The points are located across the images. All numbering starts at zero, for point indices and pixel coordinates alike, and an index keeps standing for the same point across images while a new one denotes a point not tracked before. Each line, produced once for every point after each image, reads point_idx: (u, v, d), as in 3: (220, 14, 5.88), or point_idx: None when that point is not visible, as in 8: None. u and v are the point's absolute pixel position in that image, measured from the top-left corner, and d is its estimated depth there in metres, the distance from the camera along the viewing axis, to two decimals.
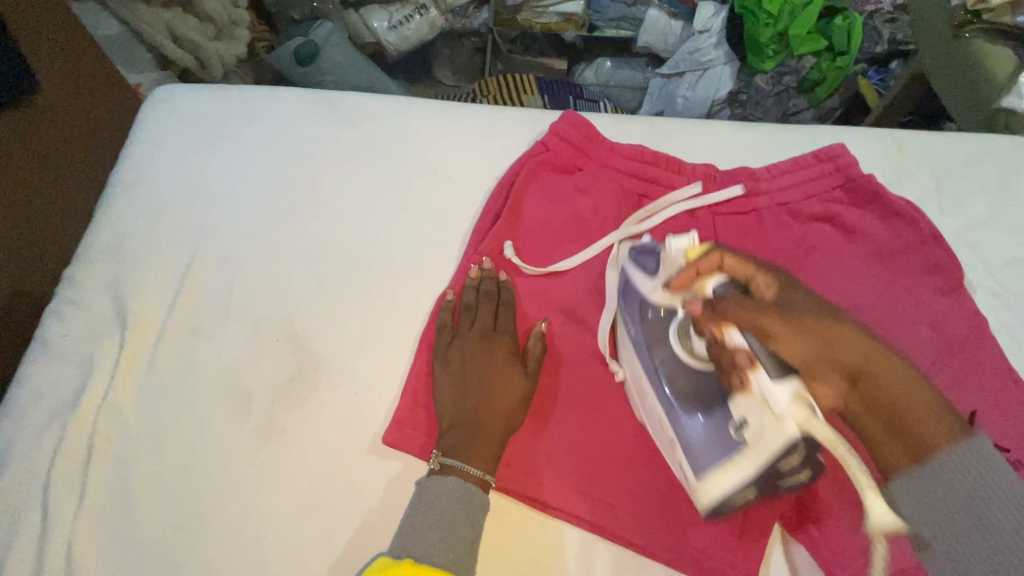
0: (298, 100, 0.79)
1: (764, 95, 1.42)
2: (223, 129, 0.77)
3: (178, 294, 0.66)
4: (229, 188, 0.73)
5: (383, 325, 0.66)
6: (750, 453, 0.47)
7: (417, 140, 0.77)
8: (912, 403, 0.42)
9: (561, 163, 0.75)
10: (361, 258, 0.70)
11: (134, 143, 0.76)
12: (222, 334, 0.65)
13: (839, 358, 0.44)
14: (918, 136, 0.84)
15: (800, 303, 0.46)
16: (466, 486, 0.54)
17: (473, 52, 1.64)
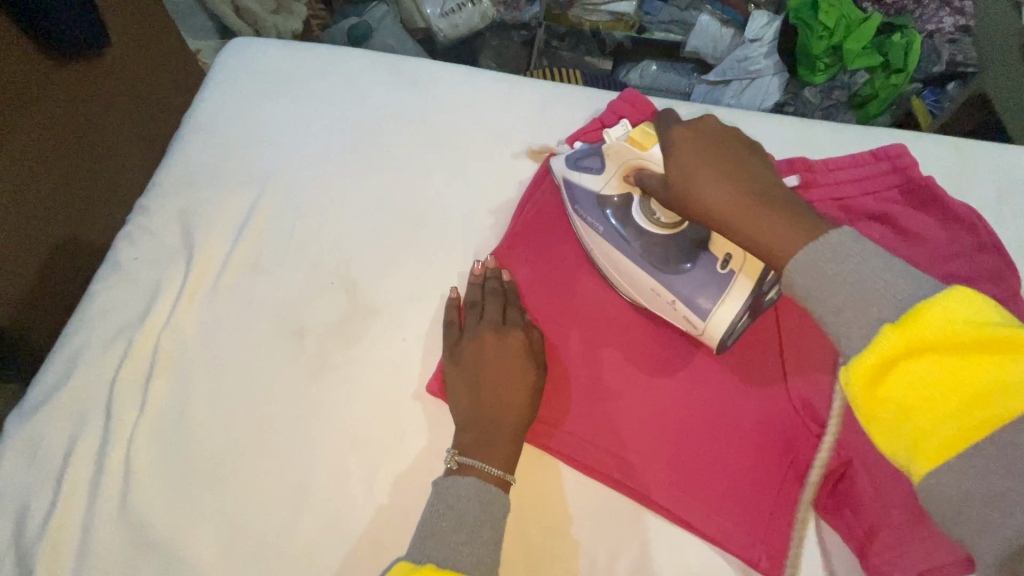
0: (365, 61, 0.81)
1: (811, 108, 1.41)
2: (295, 83, 0.80)
3: (242, 231, 0.69)
4: (292, 138, 0.76)
5: (434, 279, 0.68)
6: (746, 273, 0.55)
7: (478, 105, 0.79)
8: (765, 222, 0.47)
9: None
10: (416, 214, 0.72)
11: (209, 89, 0.79)
12: (280, 273, 0.67)
13: (713, 198, 0.50)
14: (983, 147, 0.82)
15: (694, 144, 0.52)
16: (487, 487, 0.53)
17: (520, 46, 1.63)
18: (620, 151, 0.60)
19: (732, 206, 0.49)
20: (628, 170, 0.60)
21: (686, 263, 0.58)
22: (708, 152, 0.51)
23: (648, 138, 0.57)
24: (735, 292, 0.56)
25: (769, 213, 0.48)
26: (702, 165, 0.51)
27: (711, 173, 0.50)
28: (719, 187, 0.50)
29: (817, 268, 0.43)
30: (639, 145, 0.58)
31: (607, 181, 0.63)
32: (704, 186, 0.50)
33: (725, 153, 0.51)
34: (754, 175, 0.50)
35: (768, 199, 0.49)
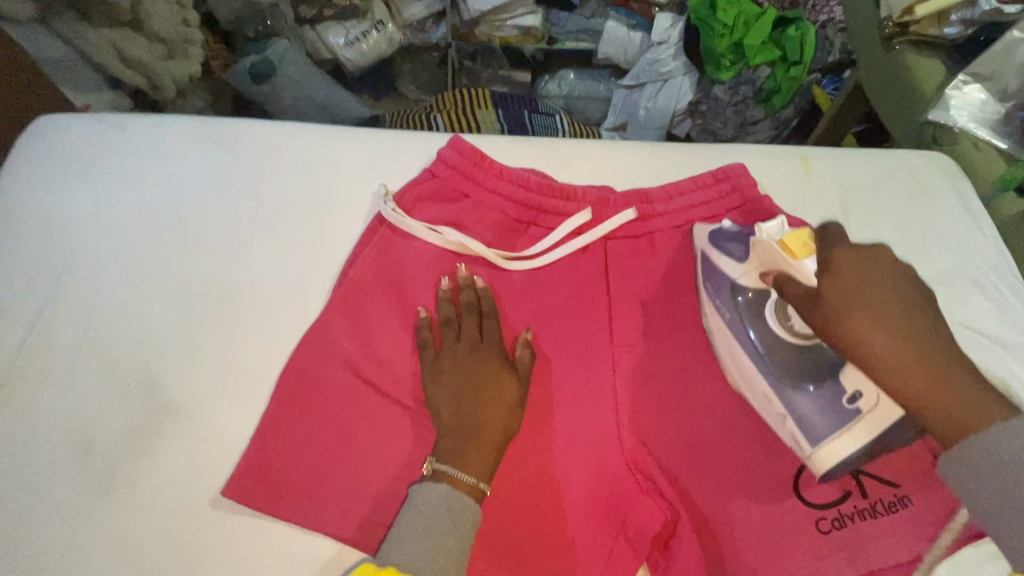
0: (254, 131, 0.81)
1: (723, 105, 1.51)
2: (108, 166, 0.78)
3: (29, 337, 0.67)
4: (103, 233, 0.74)
5: (252, 375, 0.67)
6: (869, 422, 0.56)
7: (353, 160, 0.80)
8: (923, 384, 0.49)
9: (448, 190, 0.73)
10: (241, 298, 0.71)
11: (91, 173, 0.77)
12: (74, 382, 0.65)
13: (898, 366, 0.49)
14: (850, 167, 0.88)
15: (853, 283, 0.52)
16: (456, 495, 0.57)
17: (435, 67, 1.74)
18: (771, 252, 0.58)
19: (896, 356, 0.49)
20: (772, 270, 0.60)
21: (810, 386, 0.60)
22: (874, 284, 0.51)
23: (801, 253, 0.55)
24: (867, 422, 0.56)
25: (944, 380, 0.48)
26: (858, 319, 0.51)
27: (870, 312, 0.51)
28: (886, 346, 0.50)
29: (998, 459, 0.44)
30: (792, 253, 0.55)
31: (747, 272, 0.63)
32: (867, 333, 0.50)
33: (890, 299, 0.51)
34: (925, 332, 0.50)
35: (916, 350, 0.50)
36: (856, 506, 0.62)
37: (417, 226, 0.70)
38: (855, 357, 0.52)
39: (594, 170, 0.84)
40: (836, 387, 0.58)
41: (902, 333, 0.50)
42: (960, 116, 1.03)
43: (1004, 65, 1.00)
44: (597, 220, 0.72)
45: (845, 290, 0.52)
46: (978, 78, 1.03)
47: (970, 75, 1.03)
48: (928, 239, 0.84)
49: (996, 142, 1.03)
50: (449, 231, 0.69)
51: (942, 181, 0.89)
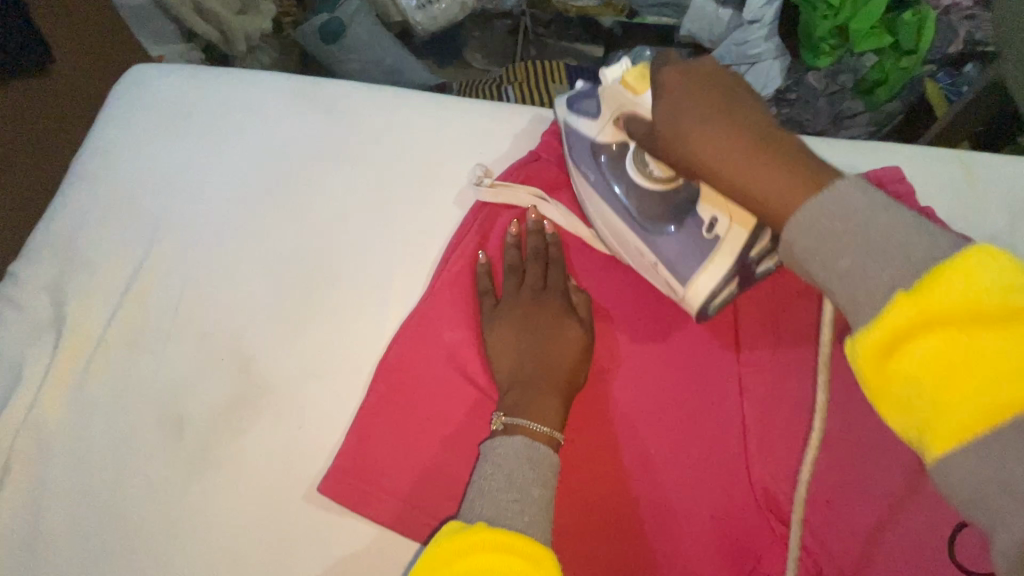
0: (348, 94, 0.75)
1: (816, 94, 1.36)
2: (198, 123, 0.73)
3: (119, 306, 0.64)
4: (190, 196, 0.70)
5: (346, 355, 0.62)
6: (726, 246, 0.55)
7: (453, 133, 0.73)
8: (766, 162, 0.44)
9: (558, 170, 0.69)
10: (333, 277, 0.66)
11: (179, 131, 0.73)
12: (163, 351, 0.63)
13: (714, 146, 0.47)
14: (1019, 175, 0.75)
15: (682, 89, 0.50)
16: (534, 444, 0.50)
17: (505, 35, 1.65)
18: (619, 92, 0.58)
19: (730, 161, 0.46)
20: (621, 113, 0.58)
21: (669, 227, 0.59)
22: (726, 99, 0.48)
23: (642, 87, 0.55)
24: (716, 255, 0.55)
25: (785, 165, 0.43)
26: (686, 126, 0.48)
27: (686, 107, 0.49)
28: (710, 153, 0.47)
29: (820, 230, 0.38)
30: (633, 91, 0.56)
31: (602, 126, 0.62)
32: (681, 122, 0.49)
33: (715, 97, 0.48)
34: (755, 118, 0.47)
35: (769, 147, 0.45)
36: None
37: (525, 195, 0.67)
38: (696, 168, 0.49)
39: None
40: (694, 227, 0.57)
41: (744, 135, 0.46)
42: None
43: None
44: None
45: (683, 102, 0.49)
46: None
47: None
48: None
49: None
50: (546, 202, 0.67)
51: None
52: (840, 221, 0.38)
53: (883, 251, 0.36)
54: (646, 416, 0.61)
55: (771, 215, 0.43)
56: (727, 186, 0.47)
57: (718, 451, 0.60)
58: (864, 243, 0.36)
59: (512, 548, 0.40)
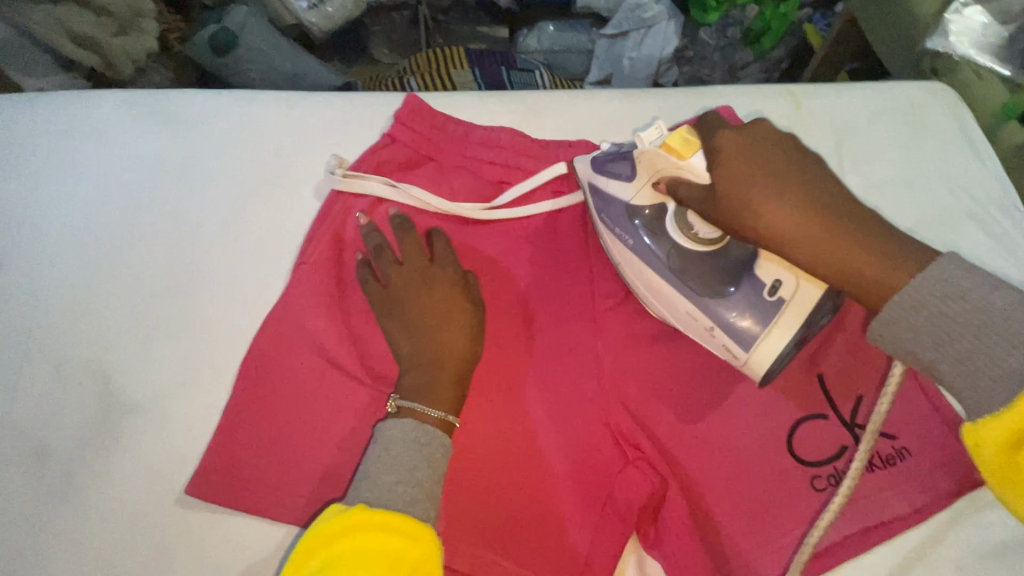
0: (221, 108, 0.77)
1: (710, 50, 1.48)
2: (45, 152, 0.73)
3: (25, 349, 0.64)
4: (42, 228, 0.70)
5: (234, 363, 0.64)
6: (793, 306, 0.58)
7: (313, 138, 0.77)
8: (843, 250, 0.50)
9: (413, 155, 0.74)
10: (227, 287, 0.67)
11: (45, 164, 0.73)
12: (54, 384, 0.62)
13: (796, 226, 0.51)
14: (842, 105, 0.84)
15: (742, 167, 0.52)
16: (425, 427, 0.56)
17: (408, 26, 1.64)
18: (658, 161, 0.58)
19: (806, 232, 0.51)
20: (663, 178, 0.59)
21: (730, 287, 0.60)
22: (783, 180, 0.52)
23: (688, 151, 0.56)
24: (788, 310, 0.57)
25: (852, 238, 0.50)
26: (756, 190, 0.51)
27: (750, 174, 0.52)
28: (797, 230, 0.51)
29: (912, 316, 0.47)
30: (677, 154, 0.56)
31: (638, 190, 0.62)
32: (751, 189, 0.52)
33: (776, 166, 0.52)
34: (811, 185, 0.52)
35: (838, 231, 0.50)
36: (855, 460, 0.62)
37: (375, 183, 0.70)
38: (776, 242, 0.52)
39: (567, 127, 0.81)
40: (751, 288, 0.59)
41: (813, 226, 0.50)
42: (961, 41, 1.00)
43: None
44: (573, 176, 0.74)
45: (749, 184, 0.52)
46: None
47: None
48: (924, 171, 0.81)
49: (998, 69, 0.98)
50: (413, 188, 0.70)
51: (941, 112, 0.85)
52: (947, 299, 0.46)
53: (995, 329, 0.44)
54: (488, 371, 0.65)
55: (863, 284, 0.50)
56: (813, 266, 0.51)
57: (577, 391, 0.64)
58: (980, 329, 0.45)
59: (391, 527, 0.49)
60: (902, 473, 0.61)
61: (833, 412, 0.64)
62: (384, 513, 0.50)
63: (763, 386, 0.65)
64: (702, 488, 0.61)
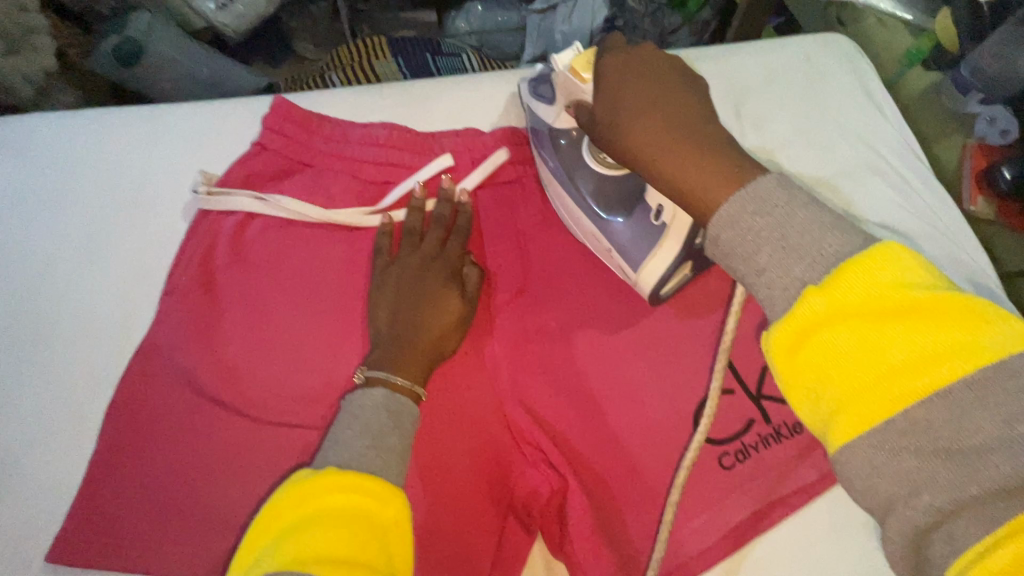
0: (71, 127, 0.71)
1: (640, 17, 1.42)
2: None
3: None
4: None
5: (96, 406, 0.59)
6: (675, 228, 0.56)
7: (175, 151, 0.71)
8: (688, 161, 0.44)
9: (283, 160, 0.70)
10: (88, 324, 0.62)
11: None
12: None
13: (649, 135, 0.45)
14: (736, 64, 0.82)
15: (620, 77, 0.48)
16: (395, 394, 0.52)
17: (329, 19, 1.58)
18: (566, 82, 0.55)
19: (657, 147, 0.45)
20: (572, 102, 0.57)
21: (618, 215, 0.60)
22: (659, 97, 0.46)
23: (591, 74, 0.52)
24: (669, 237, 0.57)
25: (711, 162, 0.43)
26: (618, 99, 0.47)
27: (625, 80, 0.48)
28: (646, 144, 0.45)
29: (729, 229, 0.40)
30: (578, 76, 0.52)
31: (558, 114, 0.62)
32: (619, 98, 0.47)
33: (656, 80, 0.47)
34: (688, 104, 0.46)
35: (697, 149, 0.44)
36: (758, 434, 0.61)
37: (244, 199, 0.65)
38: (629, 154, 0.47)
39: (453, 113, 0.77)
40: (641, 214, 0.59)
41: (670, 142, 0.45)
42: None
43: None
44: (459, 167, 0.70)
45: (619, 92, 0.47)
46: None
47: None
48: (823, 123, 0.79)
49: (903, 15, 0.95)
50: (275, 198, 0.65)
51: (841, 64, 0.83)
52: (761, 214, 0.39)
53: (800, 247, 0.37)
54: None
55: (701, 206, 0.43)
56: (661, 181, 0.45)
57: (468, 393, 0.61)
58: (782, 242, 0.37)
59: (368, 490, 0.42)
60: (806, 440, 0.61)
61: (736, 388, 0.62)
62: (359, 473, 0.43)
63: (666, 367, 0.62)
64: (608, 485, 0.59)
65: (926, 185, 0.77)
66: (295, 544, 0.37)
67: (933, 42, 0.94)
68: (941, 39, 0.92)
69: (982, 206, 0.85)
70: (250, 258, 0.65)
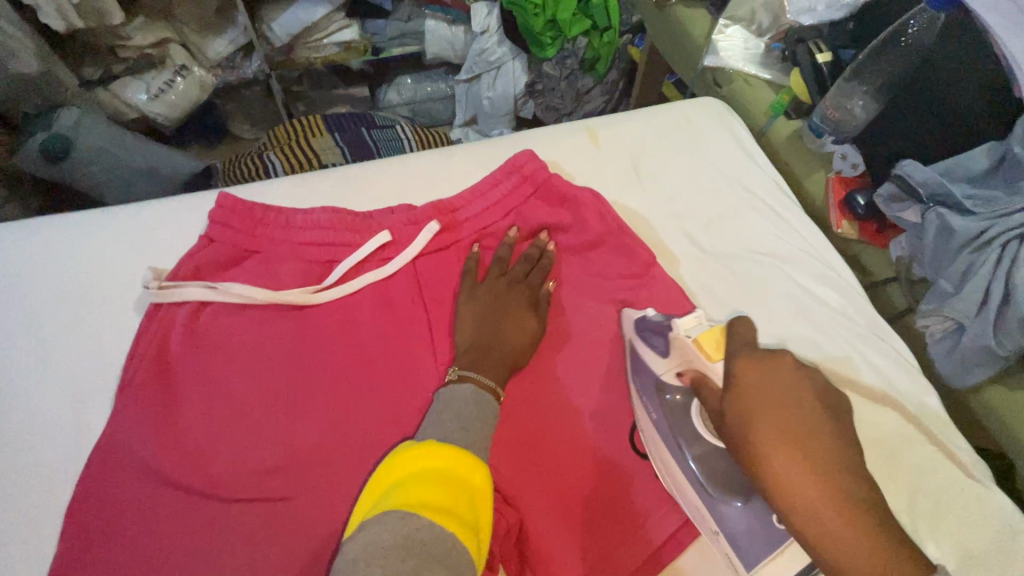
0: (13, 238, 0.74)
1: (556, 80, 1.59)
2: None
3: None
4: None
5: (49, 506, 0.61)
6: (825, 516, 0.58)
7: (121, 250, 0.75)
8: (824, 469, 0.48)
9: (228, 250, 0.74)
10: (39, 427, 0.64)
11: None
12: None
13: (793, 471, 0.48)
14: (630, 128, 0.96)
15: (755, 386, 0.52)
16: (480, 391, 0.61)
17: (264, 100, 1.67)
18: (691, 350, 0.60)
19: (801, 492, 0.47)
20: (687, 369, 0.62)
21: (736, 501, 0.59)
22: (800, 443, 0.49)
23: (716, 354, 0.58)
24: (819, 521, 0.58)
25: (854, 520, 0.46)
26: (766, 433, 0.50)
27: (780, 435, 0.49)
28: (800, 485, 0.47)
29: None
30: (707, 355, 0.58)
31: (665, 369, 0.64)
32: (764, 444, 0.49)
33: (803, 415, 0.50)
34: (837, 451, 0.49)
35: (828, 471, 0.47)
36: None
37: (194, 288, 0.70)
38: (755, 459, 0.50)
39: (388, 190, 0.86)
40: None
41: (816, 473, 0.47)
42: (729, 57, 1.19)
43: (753, 5, 1.17)
44: (397, 240, 0.77)
45: (750, 406, 0.51)
46: (736, 20, 1.19)
47: (729, 18, 1.19)
48: (707, 170, 0.93)
49: (763, 74, 1.18)
50: (229, 286, 0.70)
51: (717, 123, 0.99)
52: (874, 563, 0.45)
53: None
54: (322, 448, 0.64)
55: (796, 495, 0.47)
56: (789, 505, 0.48)
57: None
58: None
59: (457, 463, 0.49)
60: None
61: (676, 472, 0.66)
62: (450, 447, 0.51)
63: (595, 398, 0.71)
64: (559, 513, 0.64)
65: (797, 216, 0.91)
66: (397, 499, 0.46)
67: (790, 96, 1.12)
68: (796, 93, 1.11)
69: (848, 228, 1.01)
70: (202, 344, 0.69)
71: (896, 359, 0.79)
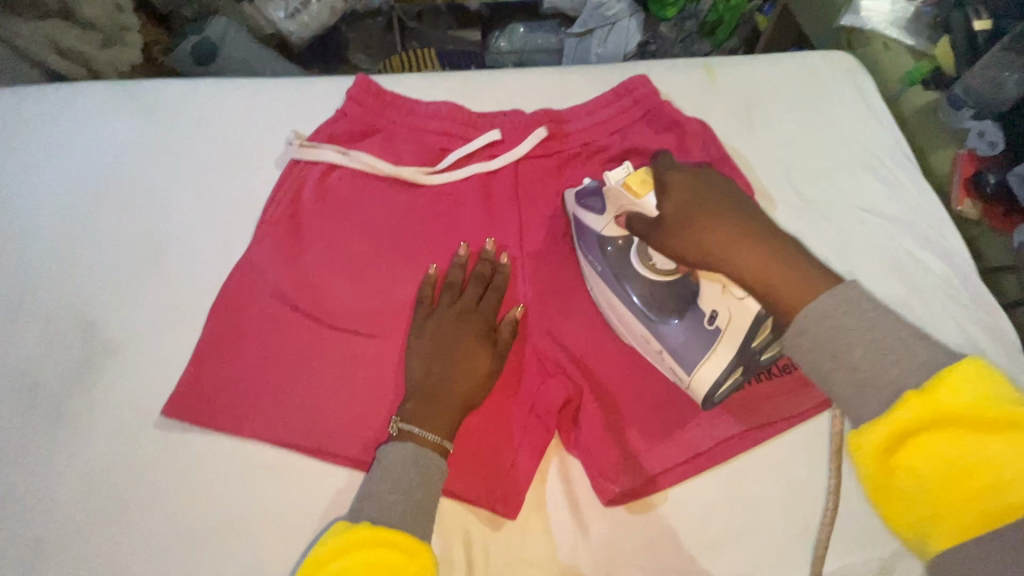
0: (188, 91, 0.87)
1: (669, 43, 1.54)
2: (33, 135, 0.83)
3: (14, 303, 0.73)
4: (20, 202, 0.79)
5: (196, 307, 0.73)
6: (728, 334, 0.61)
7: (271, 114, 0.86)
8: (742, 236, 0.53)
9: (359, 125, 0.83)
10: (192, 247, 0.77)
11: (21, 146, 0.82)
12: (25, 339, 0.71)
13: (721, 235, 0.53)
14: (749, 72, 0.94)
15: (682, 193, 0.57)
16: (422, 450, 0.60)
17: (384, 32, 1.73)
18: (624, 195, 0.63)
19: (732, 255, 0.52)
20: (624, 211, 0.64)
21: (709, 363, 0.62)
22: (718, 214, 0.54)
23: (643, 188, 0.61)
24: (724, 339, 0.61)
25: (771, 254, 0.51)
26: (691, 217, 0.55)
27: (709, 226, 0.54)
28: (717, 237, 0.53)
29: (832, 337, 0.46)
30: (634, 193, 0.61)
31: (607, 224, 0.68)
32: (690, 231, 0.55)
33: (708, 195, 0.56)
34: (748, 213, 0.55)
35: (747, 236, 0.53)
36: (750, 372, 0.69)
37: (327, 151, 0.79)
38: (702, 254, 0.54)
39: (503, 98, 0.91)
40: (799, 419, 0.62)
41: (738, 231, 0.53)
42: (872, 16, 1.09)
43: None
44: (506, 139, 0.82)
45: (676, 211, 0.56)
46: None
47: None
48: (823, 123, 0.90)
49: (906, 41, 1.08)
50: (357, 154, 0.78)
51: (844, 80, 0.95)
52: (851, 316, 0.46)
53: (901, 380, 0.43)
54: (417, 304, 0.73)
55: (736, 268, 0.52)
56: (726, 263, 0.53)
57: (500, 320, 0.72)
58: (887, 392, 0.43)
59: (396, 543, 0.52)
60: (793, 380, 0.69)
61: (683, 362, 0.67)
62: (386, 533, 0.53)
63: None
64: (617, 402, 0.69)
65: (915, 181, 0.86)
66: None
67: (929, 66, 1.04)
68: (939, 63, 1.03)
69: (969, 206, 0.95)
70: (328, 200, 0.78)
71: (995, 335, 0.76)
